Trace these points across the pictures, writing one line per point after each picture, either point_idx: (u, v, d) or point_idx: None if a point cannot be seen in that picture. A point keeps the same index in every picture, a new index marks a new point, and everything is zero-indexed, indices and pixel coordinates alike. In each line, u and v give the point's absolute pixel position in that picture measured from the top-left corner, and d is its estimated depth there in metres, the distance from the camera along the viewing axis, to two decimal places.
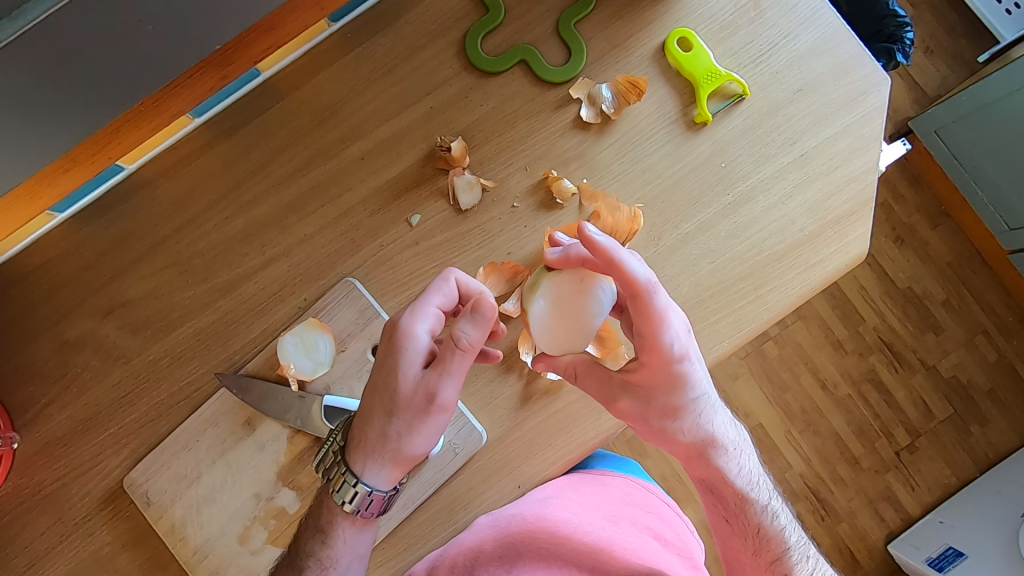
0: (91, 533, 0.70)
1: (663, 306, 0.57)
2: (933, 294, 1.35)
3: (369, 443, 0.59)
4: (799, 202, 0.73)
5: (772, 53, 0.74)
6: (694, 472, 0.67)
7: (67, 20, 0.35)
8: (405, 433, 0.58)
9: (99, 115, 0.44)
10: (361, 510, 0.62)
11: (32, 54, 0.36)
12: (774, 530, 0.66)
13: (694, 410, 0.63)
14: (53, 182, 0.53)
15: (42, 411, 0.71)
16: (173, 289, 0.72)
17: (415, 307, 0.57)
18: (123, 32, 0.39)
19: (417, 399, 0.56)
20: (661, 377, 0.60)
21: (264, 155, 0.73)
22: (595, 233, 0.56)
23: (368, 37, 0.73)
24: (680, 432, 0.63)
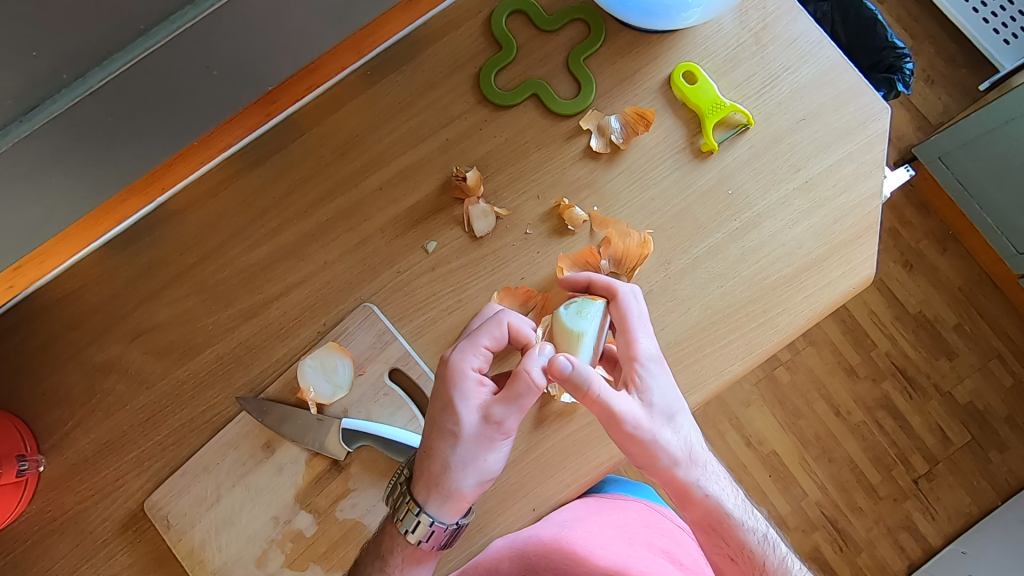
0: (112, 556, 0.71)
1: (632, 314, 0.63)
2: (945, 318, 1.36)
3: (432, 474, 0.61)
4: (806, 227, 0.75)
5: (774, 85, 0.77)
6: (686, 511, 0.64)
7: (144, 71, 0.37)
8: (471, 465, 0.60)
9: (152, 156, 0.48)
10: (422, 541, 0.64)
11: (110, 99, 0.37)
12: (777, 560, 0.63)
13: (668, 446, 0.60)
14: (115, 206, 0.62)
15: (67, 435, 0.73)
16: (197, 314, 0.75)
17: (470, 348, 0.61)
18: (190, 78, 0.41)
19: (484, 430, 0.59)
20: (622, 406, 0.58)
21: (287, 186, 0.76)
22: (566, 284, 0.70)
23: (388, 73, 0.77)
24: (661, 471, 0.61)
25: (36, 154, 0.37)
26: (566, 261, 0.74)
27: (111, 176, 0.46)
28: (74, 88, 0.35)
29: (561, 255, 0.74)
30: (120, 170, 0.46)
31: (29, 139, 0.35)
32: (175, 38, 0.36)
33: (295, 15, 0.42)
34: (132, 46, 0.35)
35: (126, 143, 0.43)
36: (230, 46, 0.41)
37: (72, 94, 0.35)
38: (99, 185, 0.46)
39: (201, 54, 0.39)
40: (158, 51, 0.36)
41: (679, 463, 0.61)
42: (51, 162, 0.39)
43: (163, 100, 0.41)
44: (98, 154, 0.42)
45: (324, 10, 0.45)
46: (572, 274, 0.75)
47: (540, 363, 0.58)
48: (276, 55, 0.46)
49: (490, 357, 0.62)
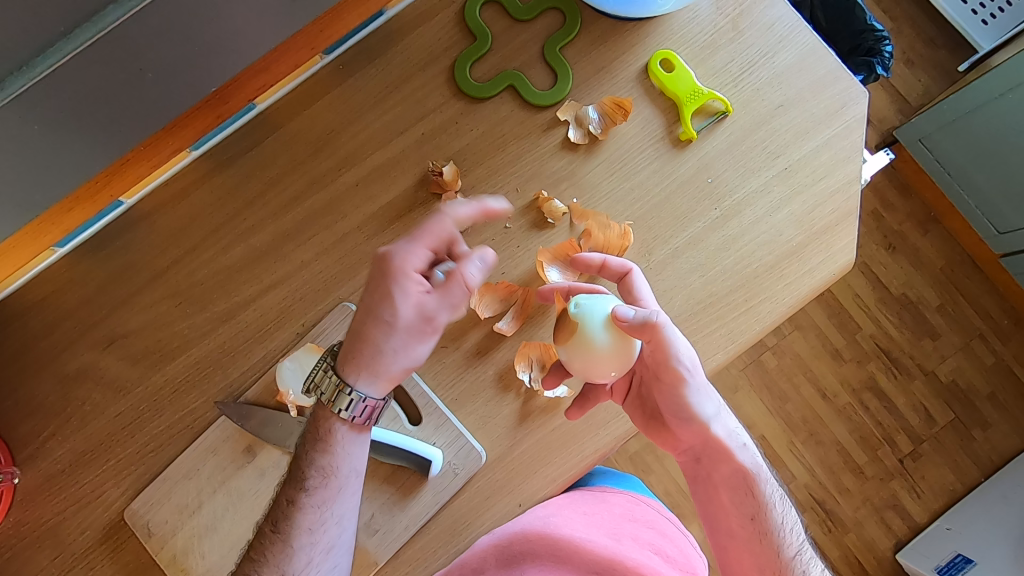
0: (93, 566, 0.70)
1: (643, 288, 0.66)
2: (927, 299, 1.37)
3: (364, 352, 0.58)
4: (785, 214, 0.74)
5: (752, 71, 0.76)
6: (714, 470, 0.64)
7: (70, 76, 0.36)
8: (399, 352, 0.58)
9: (94, 159, 0.46)
10: (357, 417, 0.60)
11: (31, 108, 0.36)
12: (795, 529, 0.63)
13: (705, 398, 0.63)
14: (61, 217, 0.60)
15: (43, 445, 0.72)
16: (172, 318, 0.74)
17: (414, 247, 0.57)
18: (122, 81, 0.39)
19: (420, 325, 0.57)
20: (675, 357, 0.60)
21: (260, 185, 0.75)
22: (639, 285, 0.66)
23: (361, 68, 0.76)
24: (693, 416, 0.63)
25: None
26: (545, 255, 0.73)
27: (55, 179, 0.45)
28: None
29: (542, 249, 0.73)
30: (61, 175, 0.45)
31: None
32: (98, 42, 0.35)
33: (234, 13, 0.41)
34: (51, 51, 0.34)
35: (61, 150, 0.42)
36: (164, 48, 0.39)
37: None
38: (43, 191, 0.45)
39: (132, 59, 0.38)
40: (79, 55, 0.35)
41: (715, 416, 0.63)
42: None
43: (92, 105, 0.40)
44: (32, 162, 0.41)
45: (266, 8, 0.44)
46: (553, 267, 0.73)
47: (475, 267, 0.58)
48: (219, 55, 0.45)
49: (432, 259, 0.58)
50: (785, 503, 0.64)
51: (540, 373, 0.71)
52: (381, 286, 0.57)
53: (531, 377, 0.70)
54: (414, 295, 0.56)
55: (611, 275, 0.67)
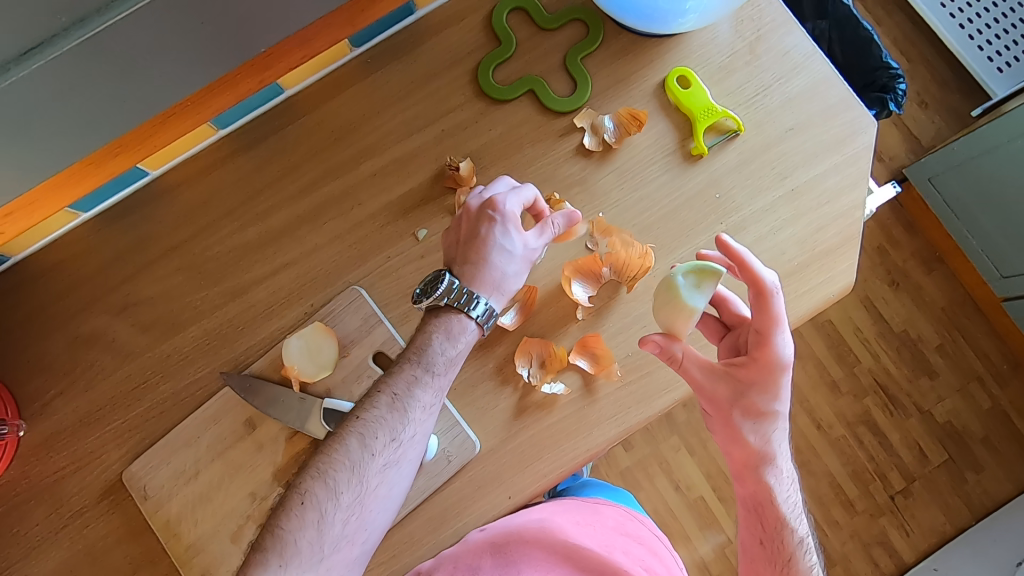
0: (87, 525, 0.71)
1: (777, 315, 0.62)
2: (927, 338, 1.38)
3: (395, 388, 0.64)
4: (790, 233, 0.75)
5: (766, 94, 0.79)
6: (739, 458, 0.68)
7: (141, 24, 0.42)
8: (496, 287, 0.67)
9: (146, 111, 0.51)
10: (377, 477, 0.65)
11: (100, 49, 0.42)
12: (807, 564, 0.67)
13: (763, 435, 0.66)
14: (106, 161, 0.62)
15: (49, 402, 0.74)
16: (186, 289, 0.76)
17: (516, 199, 0.68)
18: (183, 33, 0.45)
19: (526, 256, 0.68)
20: (776, 396, 0.64)
21: (281, 168, 0.77)
22: (777, 300, 0.62)
23: (387, 63, 0.79)
24: (741, 440, 0.66)
25: (43, 95, 0.42)
26: (568, 269, 0.73)
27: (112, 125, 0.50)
28: (35, 56, 0.40)
29: (567, 263, 0.74)
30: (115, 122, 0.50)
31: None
32: None
33: None
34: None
35: (120, 96, 0.47)
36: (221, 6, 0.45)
37: (74, 36, 0.40)
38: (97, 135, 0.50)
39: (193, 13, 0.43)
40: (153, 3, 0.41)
41: (767, 450, 0.67)
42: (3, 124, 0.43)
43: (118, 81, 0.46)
44: (93, 104, 0.46)
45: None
46: (577, 283, 0.73)
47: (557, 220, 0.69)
48: (239, 54, 0.51)
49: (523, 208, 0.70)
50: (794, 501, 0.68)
51: (539, 369, 0.72)
52: (481, 233, 0.67)
53: (530, 372, 0.72)
54: (518, 260, 0.67)
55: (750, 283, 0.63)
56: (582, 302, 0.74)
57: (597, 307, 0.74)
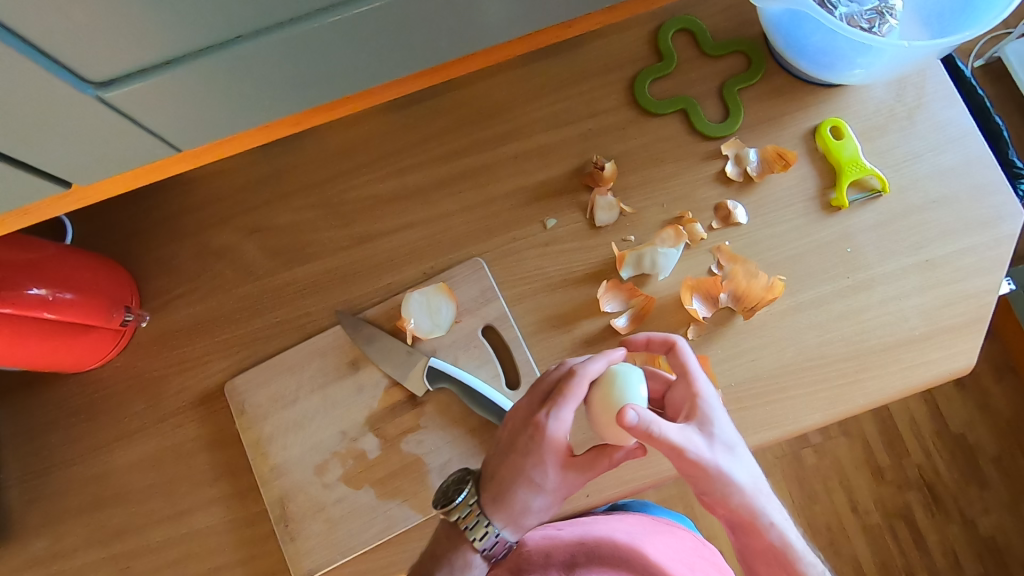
0: (180, 425, 0.74)
1: (688, 362, 0.59)
2: (985, 446, 1.33)
3: (503, 493, 0.62)
4: (915, 302, 0.74)
5: (915, 162, 0.78)
6: (743, 523, 0.56)
7: None
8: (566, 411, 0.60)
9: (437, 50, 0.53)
10: (486, 549, 0.63)
11: None
12: None
13: (740, 469, 0.55)
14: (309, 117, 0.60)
15: (171, 301, 0.77)
16: (317, 226, 0.79)
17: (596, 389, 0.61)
18: None
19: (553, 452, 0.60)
20: (667, 429, 0.54)
21: (429, 132, 0.80)
22: (671, 436, 0.54)
23: (550, 55, 0.82)
24: (721, 492, 0.55)
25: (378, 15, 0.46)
26: (691, 284, 0.75)
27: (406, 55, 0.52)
28: None
29: (688, 277, 0.75)
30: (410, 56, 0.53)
31: (267, 45, 0.44)
32: None
33: None
34: None
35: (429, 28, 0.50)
36: None
37: None
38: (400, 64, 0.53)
39: None
40: None
41: (758, 486, 0.56)
42: (273, 72, 0.48)
43: (387, 26, 0.48)
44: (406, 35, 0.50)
45: None
46: (696, 298, 0.75)
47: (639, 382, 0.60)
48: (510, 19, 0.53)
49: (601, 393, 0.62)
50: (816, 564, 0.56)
51: None
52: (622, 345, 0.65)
53: None
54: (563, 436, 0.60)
55: (658, 348, 0.63)
56: (697, 322, 0.74)
57: (709, 330, 0.74)
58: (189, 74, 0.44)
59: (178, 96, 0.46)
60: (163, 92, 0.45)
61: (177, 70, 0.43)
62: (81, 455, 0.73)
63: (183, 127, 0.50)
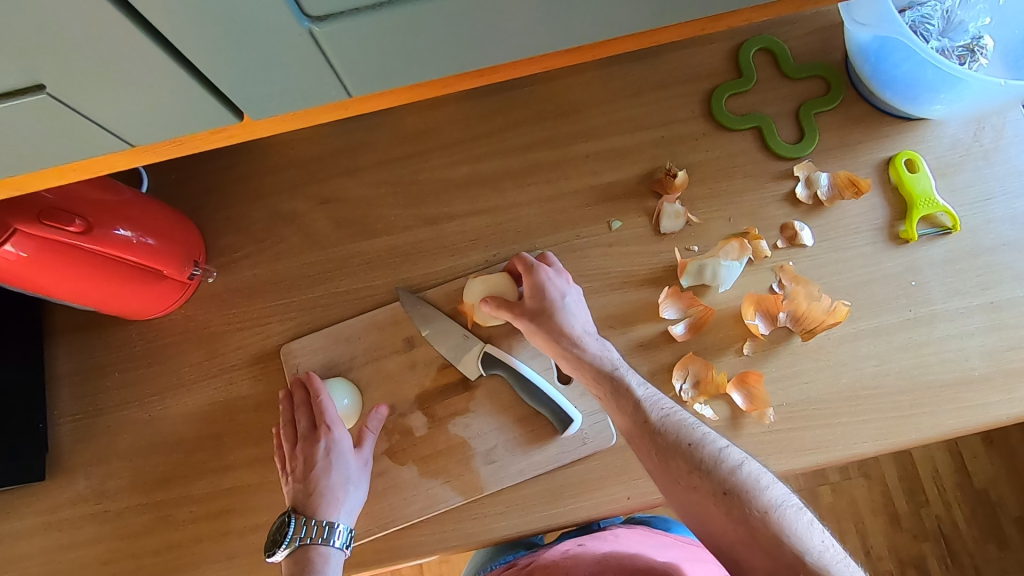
0: (232, 382, 0.75)
1: (547, 277, 0.73)
2: (1008, 505, 1.31)
3: (325, 494, 0.69)
4: (978, 342, 0.73)
5: (989, 202, 0.78)
6: (642, 433, 0.63)
7: None
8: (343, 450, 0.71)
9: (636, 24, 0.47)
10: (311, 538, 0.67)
11: None
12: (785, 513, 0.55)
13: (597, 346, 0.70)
14: (461, 82, 0.51)
15: (237, 260, 0.79)
16: (386, 202, 0.80)
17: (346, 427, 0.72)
18: None
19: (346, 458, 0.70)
20: (562, 324, 0.71)
21: (505, 124, 0.82)
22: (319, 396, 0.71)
23: (631, 62, 0.83)
24: (608, 374, 0.67)
25: None
26: (752, 299, 0.75)
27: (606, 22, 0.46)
28: None
29: (749, 293, 0.75)
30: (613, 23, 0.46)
31: None
32: None
33: None
34: None
35: None
36: None
37: None
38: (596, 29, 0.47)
39: None
40: None
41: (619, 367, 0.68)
42: (476, 26, 0.43)
43: None
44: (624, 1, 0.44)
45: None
46: (756, 315, 0.75)
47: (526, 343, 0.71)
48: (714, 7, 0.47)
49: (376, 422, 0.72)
50: (797, 505, 0.57)
51: (693, 388, 0.74)
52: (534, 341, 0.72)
53: (683, 387, 0.73)
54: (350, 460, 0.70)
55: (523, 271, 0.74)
56: (754, 338, 0.74)
57: (765, 347, 0.74)
58: (399, 16, 0.39)
59: (381, 38, 0.41)
60: (367, 34, 0.41)
61: (390, 10, 0.39)
62: (135, 400, 0.75)
63: (368, 75, 0.45)
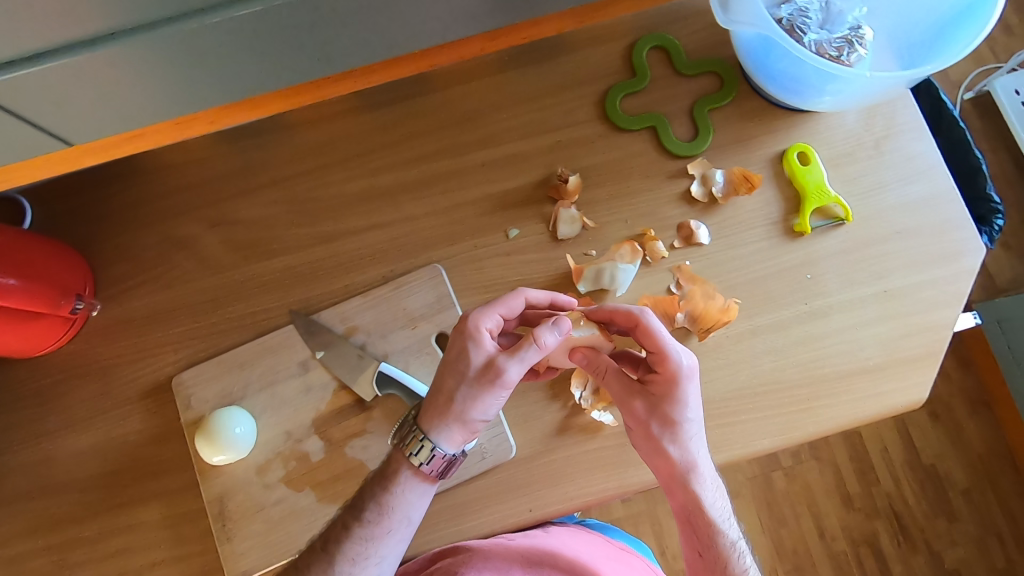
0: (125, 417, 0.73)
1: (684, 366, 0.59)
2: (955, 479, 1.33)
3: (438, 405, 0.60)
4: (873, 332, 0.74)
5: (881, 191, 0.78)
6: (695, 524, 0.62)
7: None
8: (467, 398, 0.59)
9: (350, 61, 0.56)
10: (425, 463, 0.62)
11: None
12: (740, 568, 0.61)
13: (691, 437, 0.60)
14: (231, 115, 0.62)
15: (126, 291, 0.76)
16: (279, 222, 0.78)
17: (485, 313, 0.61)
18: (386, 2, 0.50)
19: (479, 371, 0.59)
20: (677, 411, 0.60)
21: (399, 135, 0.80)
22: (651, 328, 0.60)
23: (525, 65, 0.81)
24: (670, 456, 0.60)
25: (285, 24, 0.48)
26: (647, 302, 0.75)
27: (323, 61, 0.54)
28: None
29: (645, 295, 0.76)
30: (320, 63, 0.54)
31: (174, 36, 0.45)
32: None
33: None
34: None
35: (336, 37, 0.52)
36: None
37: None
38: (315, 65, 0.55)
39: None
40: None
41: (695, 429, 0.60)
42: (184, 71, 0.50)
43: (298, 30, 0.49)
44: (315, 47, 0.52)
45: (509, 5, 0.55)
46: None
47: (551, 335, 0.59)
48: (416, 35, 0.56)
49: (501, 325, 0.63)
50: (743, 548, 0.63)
51: (594, 394, 0.72)
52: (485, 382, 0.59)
53: (583, 395, 0.71)
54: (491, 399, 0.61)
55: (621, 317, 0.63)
56: None
57: None
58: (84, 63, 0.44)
59: (85, 79, 0.46)
60: (66, 77, 0.45)
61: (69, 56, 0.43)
62: (25, 442, 0.72)
63: (97, 117, 0.52)
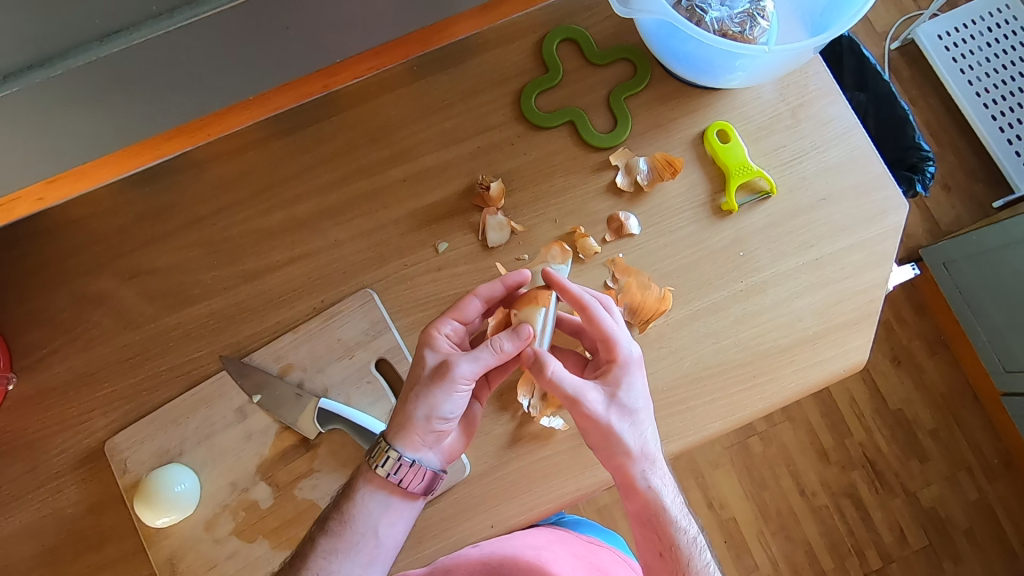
0: (60, 489, 0.70)
1: (624, 353, 0.60)
2: (922, 420, 1.37)
3: (400, 415, 0.59)
4: (807, 302, 0.75)
5: (802, 160, 0.79)
6: (654, 525, 0.61)
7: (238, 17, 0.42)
8: (423, 399, 0.58)
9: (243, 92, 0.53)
10: (392, 474, 0.59)
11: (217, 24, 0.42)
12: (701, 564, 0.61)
13: (638, 429, 0.60)
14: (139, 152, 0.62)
15: (44, 358, 0.73)
16: (199, 266, 0.75)
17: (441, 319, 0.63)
18: (267, 33, 0.46)
19: (434, 373, 0.58)
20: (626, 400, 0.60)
21: (313, 160, 0.77)
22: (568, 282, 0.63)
23: (434, 72, 0.79)
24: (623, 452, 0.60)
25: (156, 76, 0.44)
26: None
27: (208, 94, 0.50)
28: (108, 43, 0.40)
29: None
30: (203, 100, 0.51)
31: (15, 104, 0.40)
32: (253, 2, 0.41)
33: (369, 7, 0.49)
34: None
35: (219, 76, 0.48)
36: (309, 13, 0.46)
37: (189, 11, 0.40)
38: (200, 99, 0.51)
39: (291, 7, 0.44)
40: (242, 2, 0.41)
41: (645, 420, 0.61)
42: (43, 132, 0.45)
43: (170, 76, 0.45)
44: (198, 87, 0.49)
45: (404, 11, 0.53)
46: None
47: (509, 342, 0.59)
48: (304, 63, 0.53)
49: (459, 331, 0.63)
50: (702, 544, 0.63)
51: (540, 400, 0.71)
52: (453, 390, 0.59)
53: (530, 402, 0.70)
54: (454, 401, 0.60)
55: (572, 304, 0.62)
56: None
57: None
58: None
59: None
60: None
61: None
62: None
63: None
